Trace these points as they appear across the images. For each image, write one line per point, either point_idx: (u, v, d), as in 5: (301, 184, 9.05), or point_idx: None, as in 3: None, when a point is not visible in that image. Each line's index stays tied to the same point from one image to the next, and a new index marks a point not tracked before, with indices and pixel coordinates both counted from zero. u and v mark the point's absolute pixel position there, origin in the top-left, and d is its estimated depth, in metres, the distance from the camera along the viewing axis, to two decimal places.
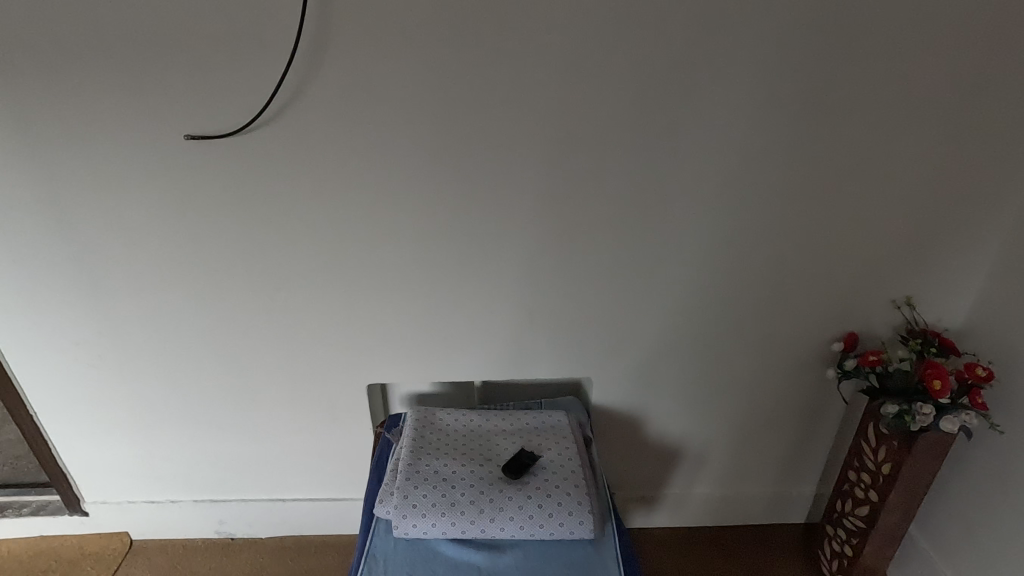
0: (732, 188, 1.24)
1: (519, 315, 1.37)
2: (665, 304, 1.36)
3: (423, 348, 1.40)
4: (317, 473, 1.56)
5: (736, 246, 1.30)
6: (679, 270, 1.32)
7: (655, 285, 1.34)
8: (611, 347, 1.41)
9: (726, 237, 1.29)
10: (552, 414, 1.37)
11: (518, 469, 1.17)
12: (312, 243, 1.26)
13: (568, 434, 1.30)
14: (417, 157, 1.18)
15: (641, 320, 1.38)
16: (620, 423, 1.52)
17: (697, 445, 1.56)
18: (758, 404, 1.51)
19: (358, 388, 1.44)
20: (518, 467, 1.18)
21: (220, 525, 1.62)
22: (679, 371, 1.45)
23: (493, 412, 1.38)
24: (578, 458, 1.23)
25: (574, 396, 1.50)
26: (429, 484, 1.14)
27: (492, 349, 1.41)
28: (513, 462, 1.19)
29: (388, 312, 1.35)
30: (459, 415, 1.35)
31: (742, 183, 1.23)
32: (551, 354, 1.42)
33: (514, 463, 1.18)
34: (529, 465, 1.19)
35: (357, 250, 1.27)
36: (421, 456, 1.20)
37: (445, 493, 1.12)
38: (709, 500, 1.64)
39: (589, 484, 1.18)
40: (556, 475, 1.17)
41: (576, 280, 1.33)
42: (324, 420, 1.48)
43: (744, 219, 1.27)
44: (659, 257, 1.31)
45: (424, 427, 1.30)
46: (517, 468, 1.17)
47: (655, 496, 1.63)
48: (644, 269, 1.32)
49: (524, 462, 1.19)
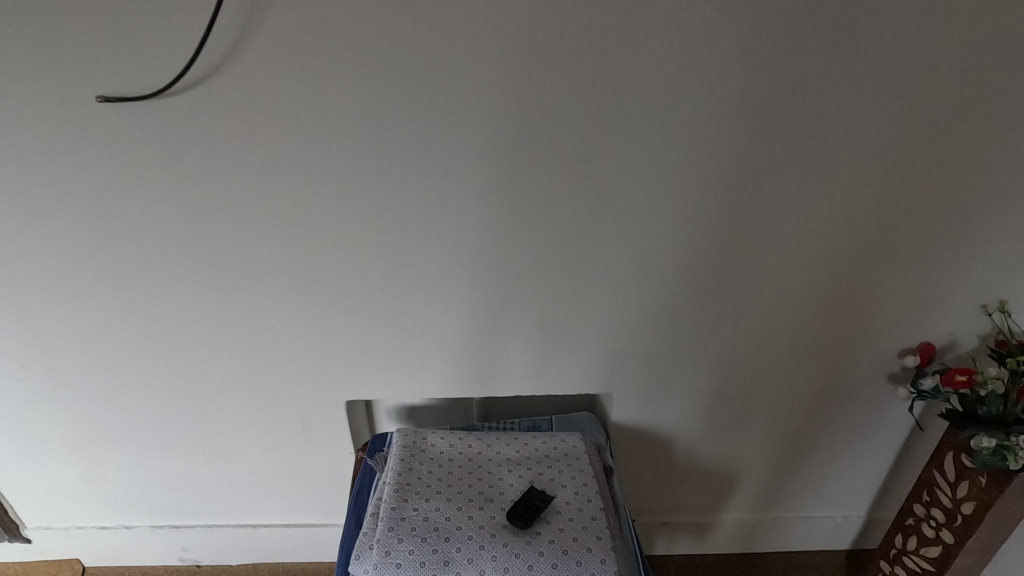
0: (795, 169, 0.99)
1: (528, 322, 1.14)
2: (703, 308, 1.13)
3: (413, 359, 1.18)
4: (292, 498, 1.35)
5: (793, 241, 1.07)
6: (721, 269, 1.09)
7: (692, 287, 1.11)
8: (636, 358, 1.19)
9: (783, 229, 1.05)
10: (565, 439, 1.15)
11: (526, 516, 0.96)
12: (273, 235, 1.03)
13: (586, 466, 1.08)
14: (401, 130, 0.94)
15: (673, 328, 1.16)
16: (644, 444, 1.30)
17: (731, 466, 1.36)
18: (804, 421, 1.30)
19: (336, 404, 1.22)
20: (526, 513, 0.96)
21: (183, 551, 1.42)
22: (715, 385, 1.24)
23: (494, 435, 1.16)
24: (600, 499, 1.01)
25: (589, 412, 1.28)
26: (416, 538, 0.92)
27: (495, 361, 1.19)
28: (520, 507, 0.97)
29: (370, 317, 1.12)
30: (454, 439, 1.13)
31: (808, 163, 0.99)
32: (565, 366, 1.20)
33: (522, 509, 0.97)
34: (540, 510, 0.97)
35: (329, 244, 1.04)
36: (407, 498, 0.98)
37: (437, 549, 0.91)
38: (741, 526, 1.44)
39: (615, 533, 0.97)
40: (574, 524, 0.96)
41: (597, 280, 1.09)
42: (297, 440, 1.27)
43: (806, 208, 1.03)
44: (700, 253, 1.07)
45: (411, 457, 1.08)
46: (526, 515, 0.96)
47: (681, 521, 1.42)
48: (679, 268, 1.09)
49: (533, 507, 0.97)
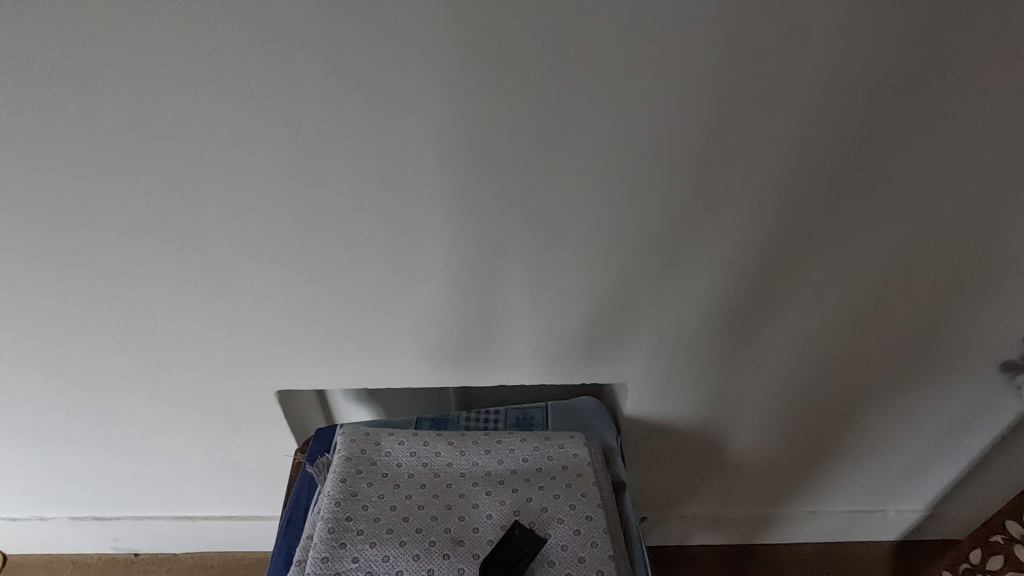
0: (924, 71, 0.64)
1: (512, 295, 0.83)
2: (754, 279, 0.82)
3: (361, 338, 0.90)
4: (231, 492, 1.12)
5: (898, 185, 0.73)
6: (787, 226, 0.76)
7: (742, 251, 0.79)
8: (657, 340, 0.90)
9: (888, 163, 0.71)
10: (564, 446, 0.87)
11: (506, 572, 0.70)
12: (139, 174, 0.71)
13: (591, 488, 0.80)
14: (303, 9, 0.59)
15: (711, 303, 0.85)
16: (662, 438, 1.04)
17: (768, 458, 1.10)
18: (866, 408, 1.02)
19: (265, 392, 0.95)
20: (505, 568, 0.70)
21: (116, 541, 1.22)
22: (758, 370, 0.95)
23: (471, 439, 0.88)
24: (607, 541, 0.74)
25: (595, 400, 1.01)
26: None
27: (470, 342, 0.90)
28: (499, 558, 0.71)
29: (295, 285, 0.83)
30: (418, 445, 0.86)
31: (946, 61, 0.63)
32: (562, 350, 0.91)
33: (500, 561, 0.71)
34: (526, 562, 0.71)
35: (226, 187, 0.73)
36: (346, 542, 0.73)
37: None
38: (772, 520, 1.21)
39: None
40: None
41: (609, 239, 0.77)
42: (223, 432, 1.01)
43: (929, 138, 0.69)
44: (761, 205, 0.74)
45: (357, 476, 0.81)
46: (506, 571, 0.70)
47: (701, 515, 1.19)
48: (727, 222, 0.76)
49: (517, 558, 0.71)
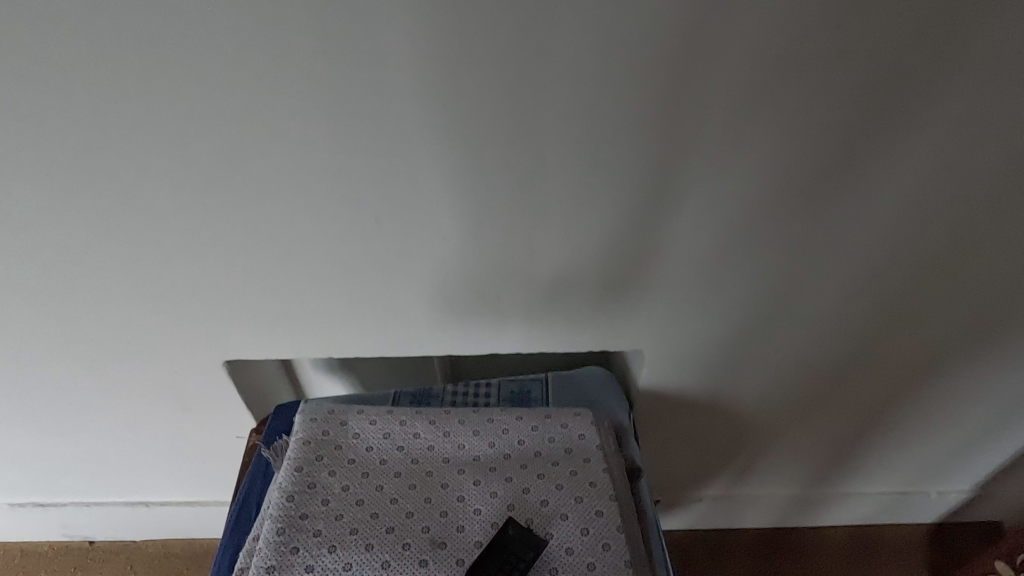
0: None
1: (510, 243, 0.69)
2: (805, 224, 0.68)
3: (324, 300, 0.74)
4: (190, 474, 0.99)
5: (1002, 105, 0.58)
6: (852, 157, 0.61)
7: (795, 188, 0.64)
8: (681, 299, 0.75)
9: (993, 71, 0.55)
10: (567, 426, 0.73)
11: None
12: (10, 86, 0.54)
13: (600, 476, 0.66)
14: None
15: (749, 252, 0.70)
16: (681, 416, 0.90)
17: (798, 437, 0.97)
18: (918, 382, 0.89)
19: (216, 363, 0.80)
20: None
21: (65, 529, 1.10)
22: (799, 337, 0.81)
23: (457, 419, 0.74)
24: (622, 543, 0.60)
25: (603, 370, 0.87)
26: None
27: (458, 301, 0.75)
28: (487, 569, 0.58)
29: (239, 235, 0.67)
30: (394, 424, 0.72)
31: None
32: (568, 310, 0.77)
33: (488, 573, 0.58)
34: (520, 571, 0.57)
35: (132, 103, 0.55)
36: (299, 547, 0.59)
37: None
38: (797, 504, 1.09)
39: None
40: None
41: (631, 172, 0.62)
42: (170, 411, 0.87)
43: None
44: (825, 130, 0.59)
45: (315, 463, 0.66)
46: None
47: (718, 499, 1.07)
48: (778, 150, 0.60)
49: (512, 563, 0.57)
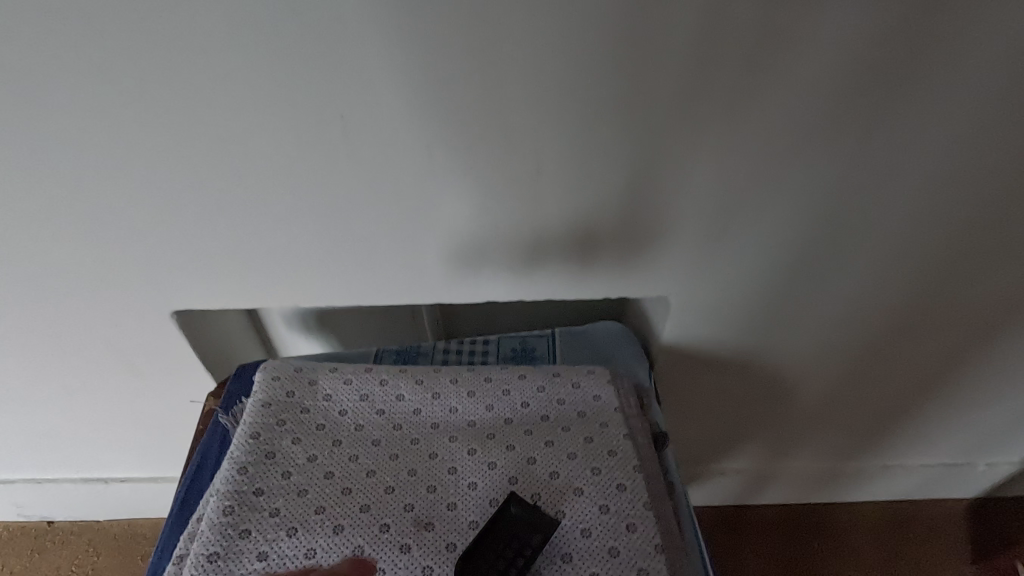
0: None
1: (514, 169, 0.54)
2: (892, 143, 0.53)
3: (286, 247, 0.61)
4: (150, 449, 0.87)
5: None
6: (966, 53, 0.47)
7: (882, 97, 0.49)
8: (724, 244, 0.62)
9: None
10: (579, 386, 0.61)
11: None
12: None
13: (621, 444, 0.55)
14: None
15: (813, 183, 0.56)
16: (709, 379, 0.78)
17: (839, 405, 0.85)
18: (984, 342, 0.77)
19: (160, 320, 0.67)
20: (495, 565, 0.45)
21: (20, 509, 0.99)
22: (858, 289, 0.68)
23: (448, 378, 0.62)
24: (650, 523, 0.49)
25: (619, 325, 0.75)
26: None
27: (448, 244, 0.62)
28: (484, 557, 0.46)
29: (168, 155, 0.53)
30: (373, 385, 0.61)
31: None
32: (583, 252, 0.63)
33: (486, 562, 0.46)
34: (525, 560, 0.45)
35: None
36: (251, 529, 0.47)
37: None
38: (830, 478, 0.98)
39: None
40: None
41: (675, 68, 0.47)
42: (117, 380, 0.75)
43: None
44: (936, 14, 0.44)
45: (276, 429, 0.55)
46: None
47: (743, 472, 0.96)
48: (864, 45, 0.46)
49: (514, 549, 0.46)
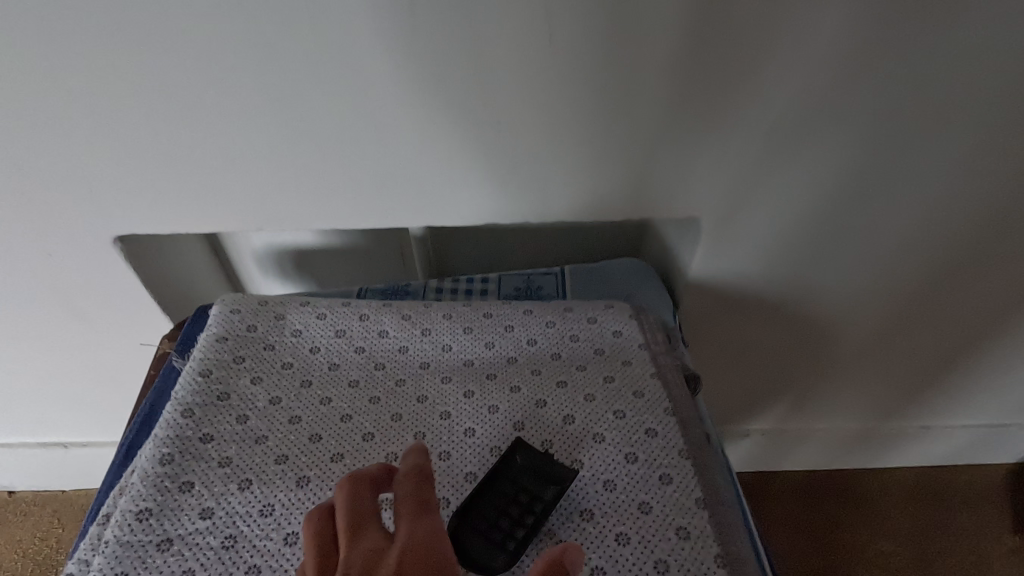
0: None
1: (521, 55, 0.43)
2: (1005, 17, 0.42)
3: (247, 176, 0.50)
4: (112, 411, 0.78)
5: None
6: None
7: None
8: (775, 153, 0.51)
9: None
10: (595, 322, 0.52)
11: (494, 541, 0.35)
12: None
13: (648, 384, 0.46)
14: None
15: (895, 67, 0.45)
16: (739, 324, 0.69)
17: (884, 359, 0.76)
18: None
19: (103, 264, 0.56)
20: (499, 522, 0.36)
21: None
22: (926, 215, 0.57)
23: (440, 312, 0.53)
24: (688, 473, 0.39)
25: (638, 262, 0.65)
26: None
27: (444, 161, 0.50)
28: (484, 515, 0.37)
29: (83, 36, 0.41)
30: (352, 319, 0.51)
31: None
32: (607, 172, 0.52)
33: (486, 521, 0.36)
34: (536, 516, 0.36)
35: None
36: (194, 482, 0.38)
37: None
38: (863, 441, 0.90)
39: (740, 571, 0.36)
40: (629, 556, 0.35)
41: None
42: (62, 337, 0.64)
43: None
44: None
45: (232, 367, 0.45)
46: (495, 540, 0.35)
47: (768, 432, 0.88)
48: None
49: (522, 502, 0.37)
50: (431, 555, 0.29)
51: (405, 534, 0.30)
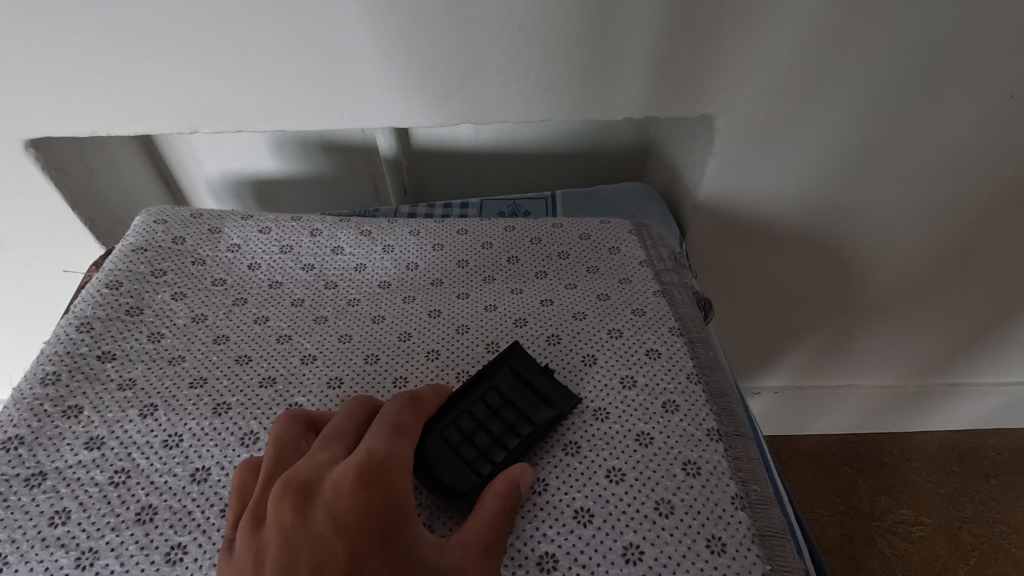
0: None
1: None
2: None
3: (167, 57, 0.42)
4: None
5: None
6: None
7: None
8: (819, 26, 0.42)
9: None
10: (590, 237, 0.44)
11: (464, 460, 0.28)
12: None
13: (653, 302, 0.38)
14: None
15: None
16: (757, 259, 0.61)
17: (915, 306, 0.68)
18: None
19: (18, 178, 0.48)
20: (473, 438, 0.29)
21: None
22: (995, 119, 0.48)
23: (408, 228, 0.44)
24: (698, 401, 0.32)
25: (640, 185, 0.57)
26: (49, 564, 0.26)
27: (412, 40, 0.41)
28: (456, 425, 0.29)
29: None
30: (301, 231, 0.43)
31: None
32: (612, 55, 0.43)
33: (457, 431, 0.29)
34: (520, 442, 0.29)
35: None
36: (82, 407, 0.31)
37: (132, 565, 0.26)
38: (884, 402, 0.82)
39: (764, 516, 0.28)
40: (624, 495, 0.28)
41: None
42: None
43: None
44: None
45: (148, 279, 0.38)
46: (458, 452, 0.29)
47: (781, 389, 0.81)
48: None
49: (507, 421, 0.30)
50: (384, 477, 0.24)
51: (365, 448, 0.25)
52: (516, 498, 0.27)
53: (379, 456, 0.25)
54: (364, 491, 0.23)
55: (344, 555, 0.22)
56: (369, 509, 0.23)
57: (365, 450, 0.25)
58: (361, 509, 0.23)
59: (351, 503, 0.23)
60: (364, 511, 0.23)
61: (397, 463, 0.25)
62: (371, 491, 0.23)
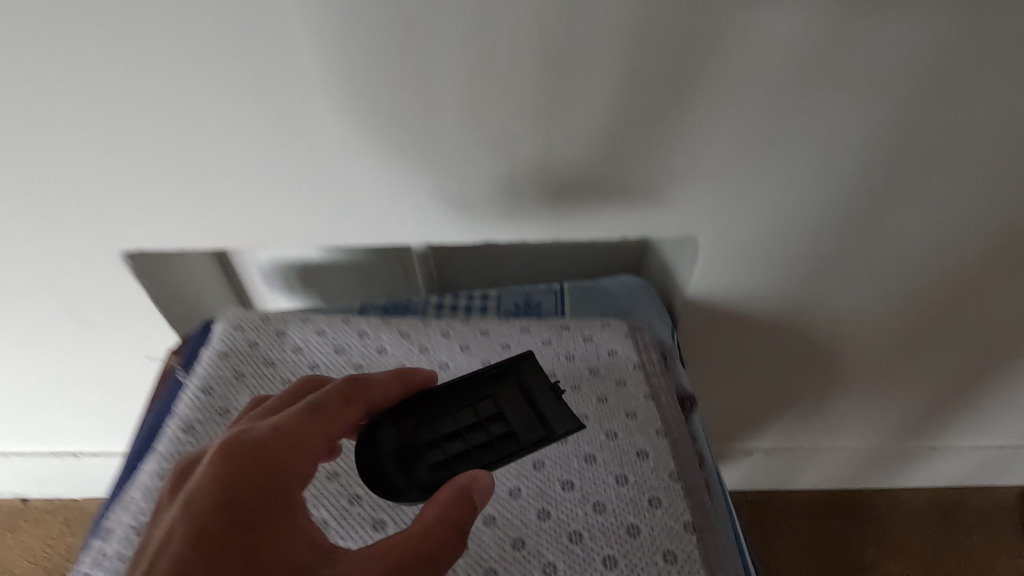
0: None
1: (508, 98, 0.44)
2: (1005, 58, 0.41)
3: (250, 197, 0.51)
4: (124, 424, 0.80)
5: None
6: None
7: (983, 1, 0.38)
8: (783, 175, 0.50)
9: None
10: (591, 339, 0.52)
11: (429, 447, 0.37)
12: None
13: (643, 406, 0.46)
14: None
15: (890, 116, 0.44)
16: (742, 342, 0.69)
17: (888, 380, 0.75)
18: None
19: (118, 282, 0.58)
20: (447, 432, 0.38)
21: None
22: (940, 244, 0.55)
23: (440, 330, 0.53)
24: (678, 497, 0.40)
25: (637, 278, 0.65)
26: None
27: (446, 184, 0.50)
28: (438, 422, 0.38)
29: (75, 41, 0.40)
30: (352, 334, 0.52)
31: None
32: (611, 191, 0.51)
33: (437, 428, 0.38)
34: (487, 449, 0.37)
35: None
36: None
37: None
38: (868, 461, 0.89)
39: None
40: None
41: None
42: (77, 351, 0.66)
43: None
44: None
45: (232, 382, 0.47)
46: (431, 442, 0.37)
47: (771, 449, 0.88)
48: None
49: (482, 427, 0.38)
50: (243, 454, 0.31)
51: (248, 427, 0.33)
52: (457, 511, 0.32)
53: (254, 434, 0.32)
54: (220, 468, 0.31)
55: (190, 518, 0.30)
56: (219, 481, 0.31)
57: (248, 428, 0.33)
58: (221, 472, 0.31)
59: (213, 465, 0.31)
60: (221, 484, 0.31)
61: (267, 440, 0.32)
62: (226, 465, 0.31)
